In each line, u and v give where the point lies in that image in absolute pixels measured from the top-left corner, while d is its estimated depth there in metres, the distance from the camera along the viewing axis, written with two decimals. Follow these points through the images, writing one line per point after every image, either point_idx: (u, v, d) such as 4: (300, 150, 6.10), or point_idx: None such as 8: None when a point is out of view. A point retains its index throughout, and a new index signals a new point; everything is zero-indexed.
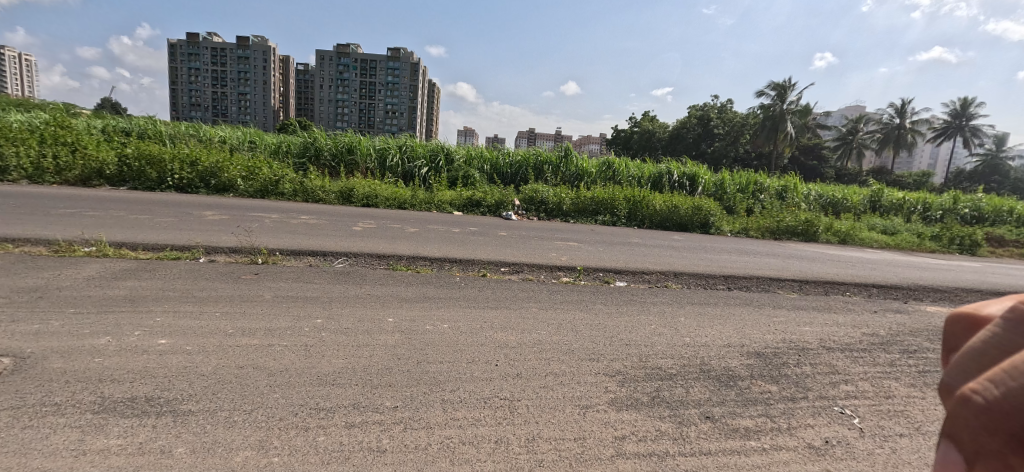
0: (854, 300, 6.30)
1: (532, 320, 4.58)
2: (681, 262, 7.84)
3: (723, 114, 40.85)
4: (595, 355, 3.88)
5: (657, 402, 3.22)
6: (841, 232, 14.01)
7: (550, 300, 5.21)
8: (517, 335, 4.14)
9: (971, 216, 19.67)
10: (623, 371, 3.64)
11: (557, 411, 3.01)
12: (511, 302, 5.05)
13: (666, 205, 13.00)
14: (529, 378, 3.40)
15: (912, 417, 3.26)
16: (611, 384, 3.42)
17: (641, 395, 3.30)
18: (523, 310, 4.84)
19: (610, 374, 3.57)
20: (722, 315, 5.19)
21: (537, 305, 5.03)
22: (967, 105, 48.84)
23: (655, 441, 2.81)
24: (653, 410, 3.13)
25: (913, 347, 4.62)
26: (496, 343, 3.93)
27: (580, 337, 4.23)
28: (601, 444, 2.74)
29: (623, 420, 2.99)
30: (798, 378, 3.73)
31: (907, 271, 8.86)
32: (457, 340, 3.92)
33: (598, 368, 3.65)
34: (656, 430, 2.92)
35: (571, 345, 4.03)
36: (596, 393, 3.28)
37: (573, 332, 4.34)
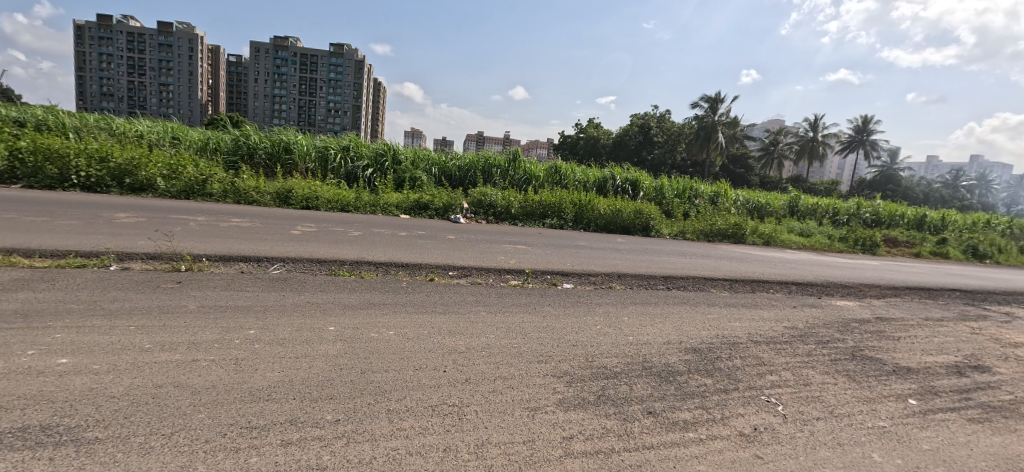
0: (777, 297, 6.78)
1: (479, 323, 4.53)
2: (623, 263, 8.09)
3: (661, 123, 42.82)
4: (543, 356, 3.90)
5: (603, 401, 3.28)
6: (765, 235, 15.12)
7: (498, 304, 5.19)
8: (465, 340, 4.07)
9: (871, 220, 21.88)
10: (570, 372, 3.67)
11: (506, 414, 2.98)
12: (459, 306, 4.98)
13: (609, 209, 13.44)
14: (478, 382, 3.35)
15: (827, 401, 3.53)
16: (558, 385, 3.44)
17: (587, 394, 3.35)
18: (472, 314, 4.78)
19: (558, 375, 3.59)
20: (662, 313, 5.39)
21: (485, 309, 4.98)
22: (868, 122, 54.20)
23: (601, 438, 2.85)
24: (599, 408, 3.18)
25: (827, 337, 5.04)
26: (444, 349, 3.84)
27: (528, 340, 4.23)
28: (550, 445, 2.74)
29: (570, 420, 3.01)
30: (730, 371, 3.93)
31: (821, 269, 9.69)
32: (403, 347, 3.79)
33: (546, 369, 3.67)
34: (602, 427, 2.96)
35: (519, 348, 4.03)
36: (544, 395, 3.28)
37: (521, 335, 4.33)
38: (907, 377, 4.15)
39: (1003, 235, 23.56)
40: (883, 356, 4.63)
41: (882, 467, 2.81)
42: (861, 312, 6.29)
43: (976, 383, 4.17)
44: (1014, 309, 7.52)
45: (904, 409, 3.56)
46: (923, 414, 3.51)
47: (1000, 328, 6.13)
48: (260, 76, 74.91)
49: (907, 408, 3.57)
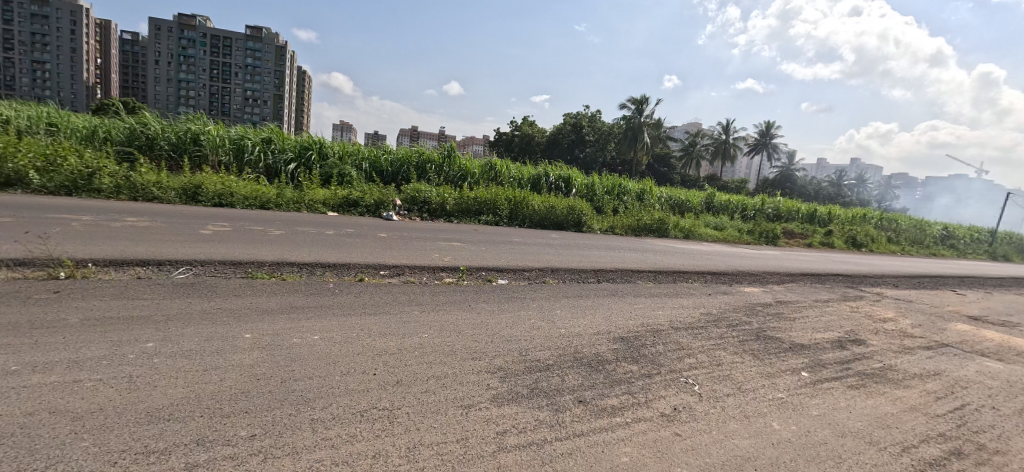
0: (695, 286, 7.27)
1: (411, 323, 4.41)
2: (556, 258, 8.27)
3: (592, 122, 44.20)
4: (477, 353, 3.88)
5: (536, 393, 3.33)
6: (685, 229, 16.03)
7: (431, 302, 5.09)
8: (397, 341, 3.95)
9: (773, 214, 24.17)
10: (504, 367, 3.68)
11: (439, 414, 2.93)
12: (391, 306, 4.83)
13: (543, 206, 13.68)
14: (411, 383, 3.26)
15: (736, 379, 3.84)
16: (492, 381, 3.44)
17: (521, 388, 3.38)
18: (404, 313, 4.65)
19: (492, 371, 3.59)
20: (592, 305, 5.58)
21: (418, 308, 4.87)
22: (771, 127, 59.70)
23: (533, 430, 2.88)
24: (532, 401, 3.22)
25: (736, 321, 5.49)
26: (375, 351, 3.70)
27: (462, 337, 4.19)
28: (484, 441, 2.73)
29: (504, 414, 3.03)
30: (653, 357, 4.15)
31: (733, 260, 10.53)
32: (330, 352, 3.60)
33: (480, 366, 3.65)
34: (535, 420, 3.00)
35: (453, 346, 3.97)
36: (478, 391, 3.27)
37: (456, 332, 4.28)
38: (802, 352, 4.63)
39: (876, 227, 27.10)
40: (782, 335, 5.12)
41: (781, 433, 3.10)
42: (764, 297, 6.93)
43: (856, 355, 4.74)
44: (885, 290, 8.66)
45: (799, 381, 3.96)
46: (815, 384, 3.93)
47: (874, 306, 7.03)
48: (164, 58, 67.80)
49: (801, 380, 3.98)
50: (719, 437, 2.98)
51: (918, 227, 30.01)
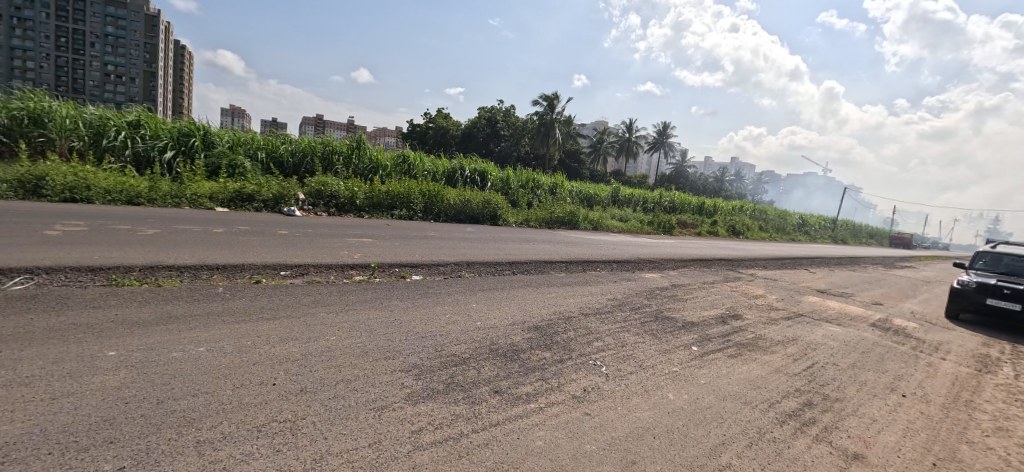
0: (602, 274, 7.67)
1: (316, 325, 4.12)
2: (472, 252, 8.25)
3: (506, 117, 44.60)
4: (391, 352, 3.72)
5: (452, 388, 3.28)
6: (594, 221, 17.18)
7: (340, 302, 4.80)
8: (300, 345, 3.66)
9: (669, 206, 26.34)
10: (419, 364, 3.58)
11: (348, 420, 2.77)
12: (293, 308, 4.47)
13: (458, 200, 13.58)
14: (316, 390, 3.04)
15: (639, 358, 4.10)
16: (407, 379, 3.32)
17: (435, 384, 3.30)
18: (309, 316, 4.33)
19: (406, 369, 3.47)
20: (506, 297, 5.64)
21: (325, 309, 4.57)
22: (667, 127, 64.79)
23: (449, 425, 2.83)
24: (448, 396, 3.16)
25: (639, 304, 5.89)
26: (275, 359, 3.40)
27: (374, 337, 4.00)
28: (398, 442, 2.63)
29: (418, 412, 2.94)
30: (566, 343, 4.29)
31: (637, 249, 11.28)
32: (220, 364, 3.24)
33: (393, 365, 3.51)
34: (451, 414, 2.95)
35: (364, 346, 3.78)
36: (391, 391, 3.14)
37: (367, 332, 4.08)
38: (694, 329, 5.09)
39: (752, 218, 30.81)
40: (678, 315, 5.59)
41: (676, 403, 3.37)
42: (662, 281, 7.52)
43: (736, 329, 5.32)
44: (760, 271, 9.84)
45: (691, 355, 4.34)
46: (704, 357, 4.34)
47: (751, 285, 7.97)
48: None
49: (693, 354, 4.37)
50: (623, 412, 3.16)
51: (783, 218, 34.67)
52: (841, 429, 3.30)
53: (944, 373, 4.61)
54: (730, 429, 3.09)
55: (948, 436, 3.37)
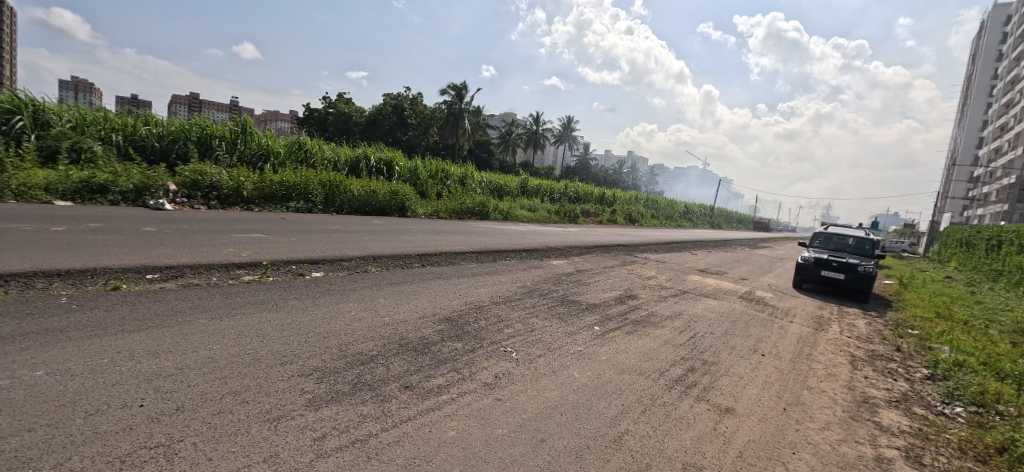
0: (512, 263, 7.94)
1: (196, 335, 3.75)
2: (380, 245, 8.06)
3: (413, 106, 43.52)
4: (287, 357, 3.52)
5: (359, 388, 3.21)
6: (505, 211, 17.94)
7: (226, 307, 4.43)
8: (176, 359, 3.30)
9: (575, 196, 27.67)
10: (322, 367, 3.44)
11: (239, 435, 2.55)
12: (168, 317, 4.04)
13: (363, 191, 13.08)
14: (196, 408, 2.75)
15: (546, 341, 4.37)
16: (307, 385, 3.16)
17: (341, 386, 3.20)
18: (188, 324, 3.94)
19: (307, 373, 3.30)
20: (417, 290, 5.64)
21: (207, 315, 4.18)
22: (572, 121, 67.58)
23: (356, 427, 2.77)
24: (354, 397, 3.08)
25: (546, 290, 6.24)
26: (143, 376, 3.03)
27: (268, 342, 3.76)
28: (299, 451, 2.50)
29: (322, 418, 2.82)
30: (477, 332, 4.44)
31: (544, 238, 11.78)
32: (68, 389, 2.80)
33: (292, 371, 3.33)
34: (358, 416, 2.88)
35: (255, 353, 3.52)
36: (290, 399, 2.97)
37: (259, 338, 3.81)
38: (595, 310, 5.54)
39: (646, 208, 33.54)
40: (581, 298, 6.04)
41: (580, 380, 3.67)
42: (567, 267, 7.99)
43: (631, 307, 5.88)
44: (652, 255, 10.84)
45: (592, 334, 4.74)
46: (604, 335, 4.77)
47: (644, 268, 8.78)
48: None
49: (594, 333, 4.77)
50: (533, 394, 3.36)
51: (672, 207, 38.17)
52: (716, 387, 3.85)
53: (792, 333, 5.55)
54: (626, 399, 3.45)
55: (797, 385, 4.09)
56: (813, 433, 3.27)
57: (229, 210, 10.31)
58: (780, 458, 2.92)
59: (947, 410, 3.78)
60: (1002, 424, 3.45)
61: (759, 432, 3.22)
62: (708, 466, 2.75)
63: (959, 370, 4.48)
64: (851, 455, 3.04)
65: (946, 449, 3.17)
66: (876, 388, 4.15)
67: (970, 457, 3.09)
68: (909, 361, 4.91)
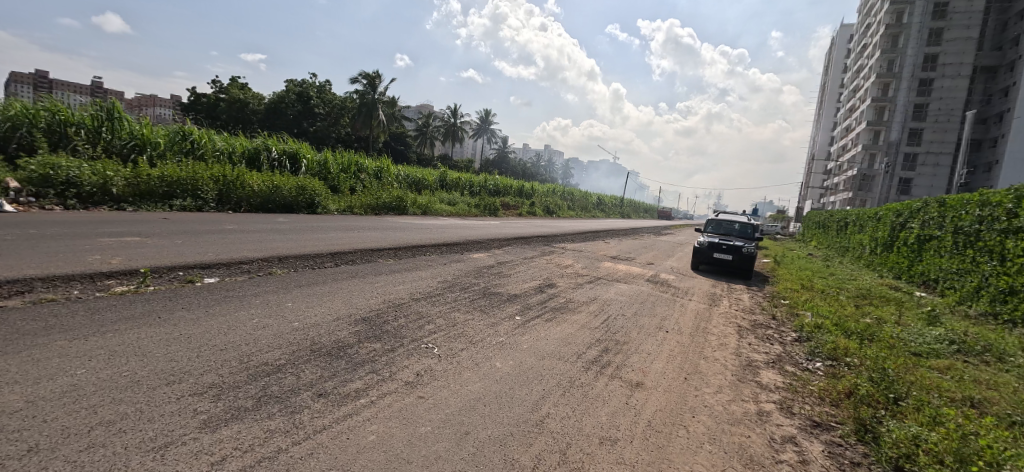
0: (432, 258, 7.89)
1: (53, 359, 3.12)
2: (289, 245, 7.61)
3: (321, 94, 41.07)
4: (175, 375, 3.04)
5: (264, 402, 2.88)
6: (423, 206, 17.80)
7: (95, 324, 3.77)
8: (25, 391, 2.72)
9: (495, 189, 27.96)
10: (219, 383, 3.02)
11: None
12: (13, 341, 3.35)
13: (263, 185, 12.21)
14: (56, 446, 2.31)
15: (468, 334, 4.46)
16: (201, 404, 2.77)
17: (243, 401, 2.85)
18: (38, 349, 3.25)
19: (200, 392, 2.88)
20: (330, 290, 5.38)
21: (67, 336, 3.50)
22: (489, 114, 67.82)
23: (261, 445, 2.50)
24: (259, 412, 2.77)
25: (466, 284, 6.30)
26: None
27: (151, 360, 3.21)
28: None
29: (219, 440, 2.49)
30: (396, 330, 4.34)
31: (462, 231, 11.78)
32: None
33: (182, 390, 2.88)
34: (263, 432, 2.61)
35: (133, 374, 3.00)
36: (180, 423, 2.58)
37: (138, 357, 3.24)
38: (515, 301, 5.72)
39: (562, 200, 34.86)
40: (502, 289, 6.19)
41: (502, 370, 3.81)
42: (487, 260, 8.11)
43: (549, 295, 6.15)
44: (568, 245, 11.32)
45: (513, 324, 4.90)
46: (523, 324, 4.95)
47: (561, 257, 9.16)
48: None
49: (515, 323, 4.93)
50: (455, 388, 3.38)
51: (587, 198, 40.02)
52: (627, 365, 4.20)
53: (690, 311, 6.15)
54: (546, 384, 3.64)
55: (695, 356, 4.58)
56: (708, 397, 3.71)
57: (94, 210, 9.03)
58: (682, 422, 3.29)
59: (810, 365, 4.49)
60: (849, 373, 4.17)
61: (664, 400, 3.59)
62: (621, 437, 3.02)
63: (818, 331, 5.31)
64: (738, 412, 3.50)
65: (812, 400, 3.75)
66: (757, 352, 4.79)
67: (838, 409, 3.60)
68: (782, 327, 5.70)
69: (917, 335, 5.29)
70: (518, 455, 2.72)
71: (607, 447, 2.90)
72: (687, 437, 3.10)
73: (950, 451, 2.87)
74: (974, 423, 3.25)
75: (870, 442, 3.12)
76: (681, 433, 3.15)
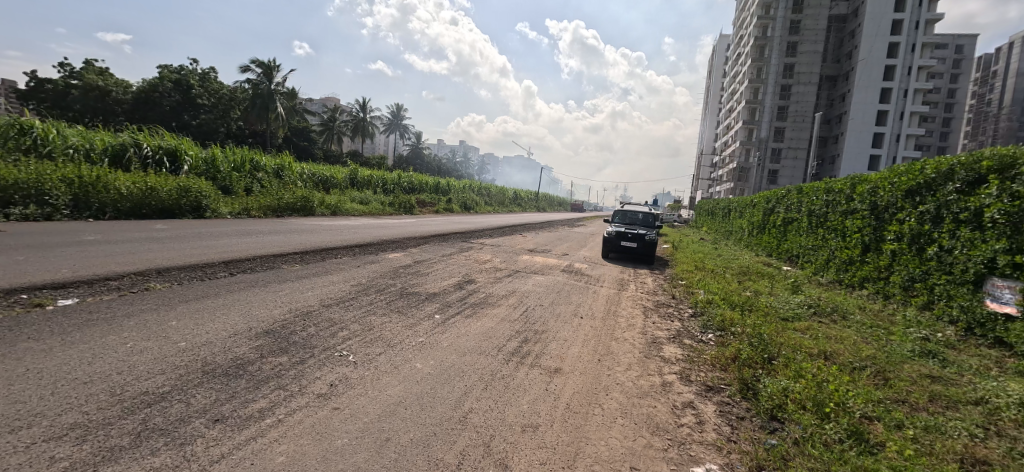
0: (343, 261, 7.52)
1: None
2: (173, 255, 6.82)
3: (206, 84, 37.02)
4: (24, 419, 2.59)
5: (145, 436, 2.56)
6: (332, 205, 16.91)
7: None
8: None
9: (409, 186, 27.27)
10: (84, 421, 2.63)
11: None
12: None
13: (134, 187, 10.75)
14: None
15: (386, 338, 4.33)
16: (60, 450, 2.38)
17: (117, 440, 2.50)
18: None
19: (59, 435, 2.49)
20: (226, 302, 4.91)
21: None
22: (400, 110, 65.87)
23: None
24: (141, 448, 2.46)
25: (382, 286, 6.10)
26: None
27: None
28: None
29: None
30: (305, 340, 4.08)
31: (375, 231, 11.33)
32: None
33: (34, 436, 2.47)
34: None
35: None
36: None
37: None
38: (434, 300, 5.66)
39: (479, 195, 34.93)
40: (419, 289, 6.08)
41: (423, 370, 3.75)
42: (403, 260, 7.91)
43: (468, 292, 6.16)
44: (486, 240, 11.38)
45: (432, 323, 4.84)
46: (443, 322, 4.91)
47: (478, 253, 9.20)
48: None
49: (434, 322, 4.88)
50: (374, 394, 3.27)
51: (503, 193, 40.46)
52: (546, 353, 4.34)
53: (601, 297, 6.51)
54: (468, 380, 3.65)
55: (607, 338, 4.87)
56: (619, 375, 3.97)
57: None
58: (597, 401, 3.48)
59: (704, 337, 4.98)
60: (733, 340, 4.69)
61: (581, 383, 3.77)
62: (542, 423, 3.12)
63: (709, 305, 5.91)
64: (645, 386, 3.78)
65: (706, 368, 4.15)
66: (659, 330, 5.20)
67: (726, 373, 4.02)
68: (680, 305, 6.26)
69: (785, 303, 6.11)
70: (442, 454, 2.70)
71: (529, 434, 2.98)
72: (601, 414, 3.28)
73: (810, 398, 3.34)
74: (826, 371, 3.82)
75: (751, 398, 3.55)
76: (596, 411, 3.33)
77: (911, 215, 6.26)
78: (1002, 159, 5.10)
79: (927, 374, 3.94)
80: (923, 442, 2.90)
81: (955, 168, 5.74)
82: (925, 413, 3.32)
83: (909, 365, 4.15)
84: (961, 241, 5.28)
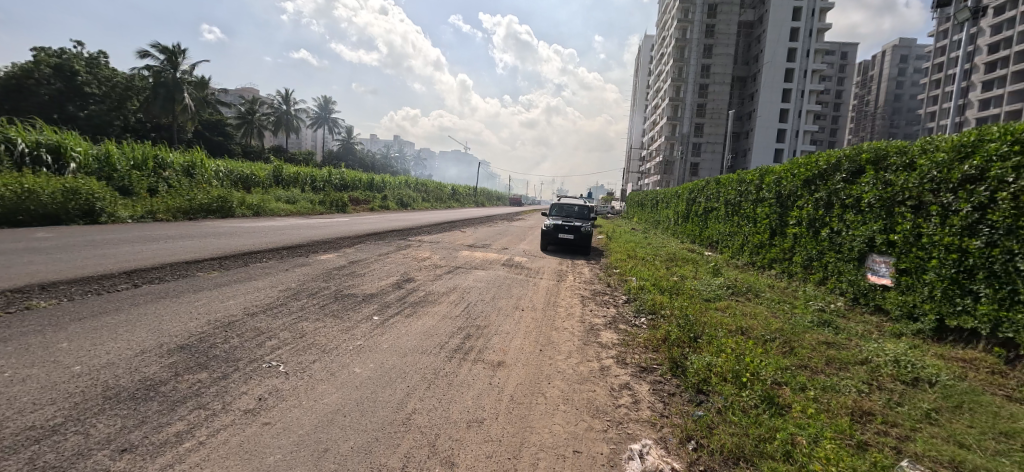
0: (270, 264, 7.11)
1: None
2: (64, 267, 6.09)
3: (95, 72, 33.08)
4: None
5: None
6: (253, 206, 15.87)
7: None
8: None
9: (341, 183, 26.18)
10: None
11: None
12: None
13: (8, 191, 9.45)
14: None
15: (320, 344, 4.16)
16: None
17: None
18: None
19: None
20: (131, 318, 4.48)
21: None
22: (328, 103, 62.93)
23: None
24: None
25: (314, 289, 5.83)
26: None
27: None
28: None
29: None
30: (228, 353, 3.82)
31: (302, 232, 10.74)
32: None
33: None
34: None
35: None
36: None
37: None
38: (371, 301, 5.51)
39: (415, 191, 34.26)
40: (355, 290, 5.89)
41: (362, 374, 3.66)
42: (336, 261, 7.60)
43: (407, 291, 6.05)
44: (424, 237, 11.22)
45: (371, 325, 4.72)
46: (382, 323, 4.80)
47: (416, 250, 9.05)
48: None
49: (372, 324, 4.76)
50: (309, 405, 3.15)
51: (440, 188, 39.96)
52: (488, 347, 4.39)
53: (541, 288, 6.65)
54: (410, 380, 3.61)
55: (547, 328, 5.01)
56: (560, 363, 4.11)
57: None
58: (539, 390, 3.58)
59: (637, 321, 5.27)
60: (663, 322, 5.01)
61: (523, 374, 3.86)
62: (487, 417, 3.16)
63: (641, 291, 6.24)
64: (585, 372, 3.94)
65: (640, 350, 4.40)
66: (597, 317, 5.42)
67: (658, 354, 4.28)
68: (616, 292, 6.56)
69: (707, 285, 6.60)
70: (384, 459, 2.67)
71: (474, 429, 3.01)
72: (544, 403, 3.39)
73: (729, 370, 3.65)
74: (742, 346, 4.18)
75: (680, 375, 3.82)
76: (539, 400, 3.43)
77: (809, 202, 6.95)
78: (876, 151, 5.77)
79: (824, 341, 4.43)
80: (822, 401, 3.27)
81: (842, 159, 6.43)
82: (823, 375, 3.74)
83: (809, 333, 4.65)
84: (847, 223, 5.95)
